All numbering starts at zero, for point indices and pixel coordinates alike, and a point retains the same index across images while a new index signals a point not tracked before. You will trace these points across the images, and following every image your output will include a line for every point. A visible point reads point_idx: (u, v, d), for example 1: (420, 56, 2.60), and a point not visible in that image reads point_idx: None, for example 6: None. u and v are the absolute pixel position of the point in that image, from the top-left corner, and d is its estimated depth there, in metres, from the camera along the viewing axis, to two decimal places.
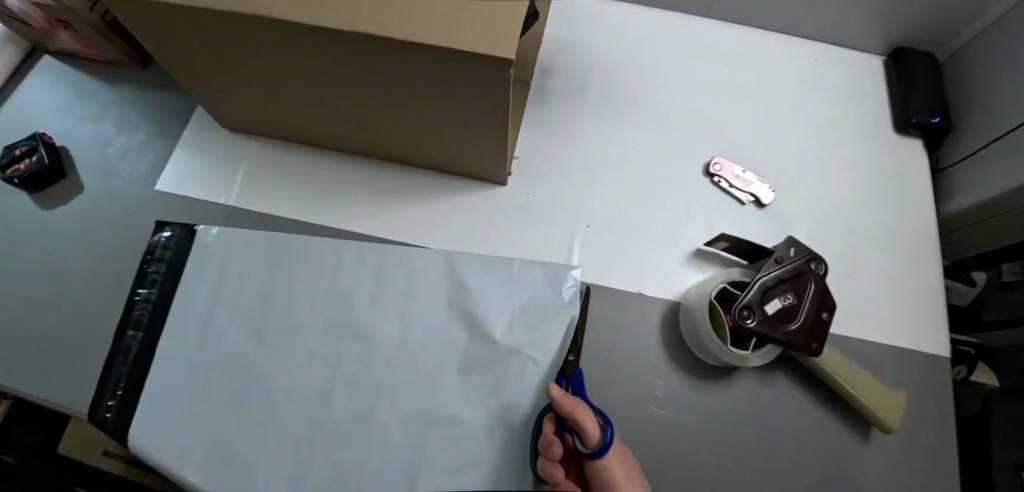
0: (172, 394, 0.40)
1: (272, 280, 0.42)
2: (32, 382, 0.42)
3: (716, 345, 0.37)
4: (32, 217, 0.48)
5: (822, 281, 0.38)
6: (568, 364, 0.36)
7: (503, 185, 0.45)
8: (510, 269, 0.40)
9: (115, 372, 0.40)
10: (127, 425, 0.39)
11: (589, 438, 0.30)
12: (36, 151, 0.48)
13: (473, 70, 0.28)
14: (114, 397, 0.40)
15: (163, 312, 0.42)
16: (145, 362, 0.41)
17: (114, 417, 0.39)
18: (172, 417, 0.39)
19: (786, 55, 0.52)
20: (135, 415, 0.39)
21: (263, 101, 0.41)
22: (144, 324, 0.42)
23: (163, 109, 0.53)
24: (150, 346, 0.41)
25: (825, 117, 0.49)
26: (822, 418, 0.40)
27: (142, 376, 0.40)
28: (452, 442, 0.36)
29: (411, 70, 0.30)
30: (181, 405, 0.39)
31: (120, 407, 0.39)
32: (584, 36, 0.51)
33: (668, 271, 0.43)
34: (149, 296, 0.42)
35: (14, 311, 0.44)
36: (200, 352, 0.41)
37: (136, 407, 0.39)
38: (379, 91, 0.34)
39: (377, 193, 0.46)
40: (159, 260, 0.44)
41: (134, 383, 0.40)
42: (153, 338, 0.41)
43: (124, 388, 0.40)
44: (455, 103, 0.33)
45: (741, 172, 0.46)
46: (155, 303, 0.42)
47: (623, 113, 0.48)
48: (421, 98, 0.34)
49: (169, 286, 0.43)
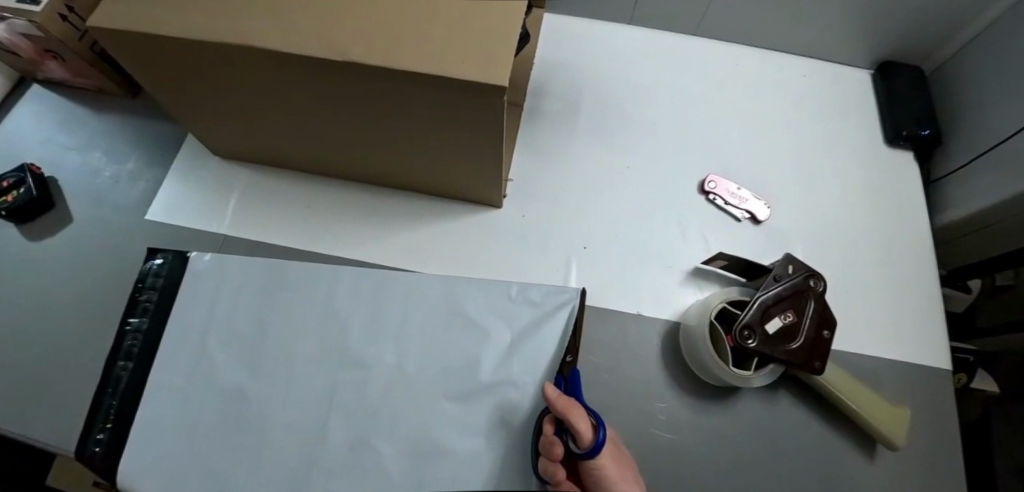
0: (163, 430, 0.39)
1: (266, 309, 0.41)
2: (16, 422, 0.40)
3: (717, 365, 0.36)
4: (20, 250, 0.47)
5: (822, 298, 0.38)
6: (564, 366, 0.36)
7: (498, 208, 0.45)
8: (509, 292, 0.40)
9: (106, 405, 0.39)
10: (116, 460, 0.38)
11: (581, 438, 0.30)
12: (23, 182, 0.47)
13: (466, 95, 0.28)
14: (105, 431, 0.39)
15: (155, 342, 0.41)
16: (136, 394, 0.40)
17: (104, 454, 0.38)
18: (164, 454, 0.38)
19: (776, 71, 0.52)
20: (126, 451, 0.38)
21: (255, 128, 0.41)
22: (135, 354, 0.41)
23: (154, 136, 0.52)
24: (142, 376, 0.40)
25: (816, 131, 0.50)
26: (828, 437, 0.39)
27: (133, 408, 0.39)
28: (453, 477, 0.35)
29: (402, 96, 0.30)
30: (173, 443, 0.38)
31: (111, 440, 0.38)
32: (576, 57, 0.51)
33: (667, 290, 0.42)
34: (141, 324, 0.42)
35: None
36: (192, 386, 0.39)
37: (126, 443, 0.38)
38: (371, 116, 0.34)
39: (372, 217, 0.46)
40: (151, 288, 0.43)
41: (125, 415, 0.39)
42: (145, 368, 0.40)
43: (114, 421, 0.39)
44: (448, 129, 0.33)
45: (736, 189, 0.46)
46: (146, 333, 0.41)
47: (616, 134, 0.48)
48: (415, 123, 0.34)
49: (162, 314, 0.42)
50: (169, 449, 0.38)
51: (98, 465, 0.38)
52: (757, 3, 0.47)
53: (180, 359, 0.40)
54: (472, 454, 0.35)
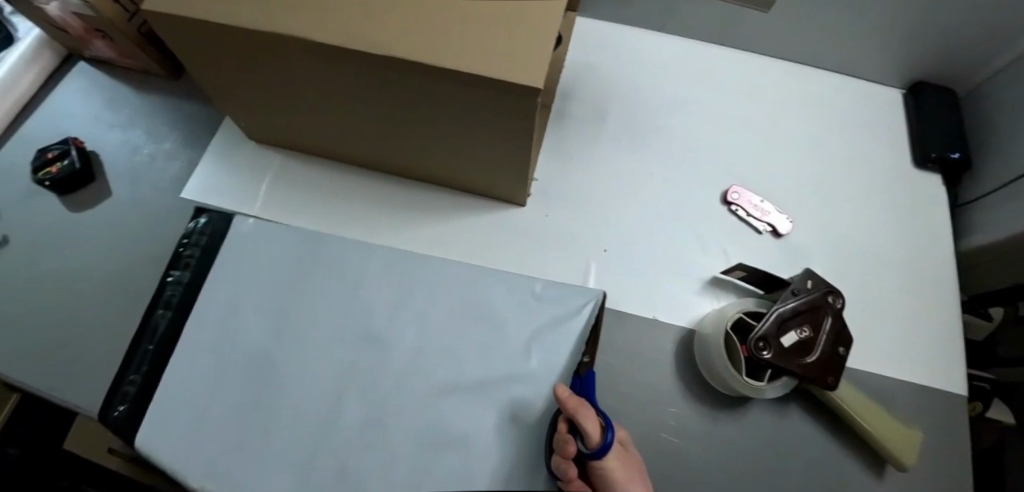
0: (179, 401, 0.39)
1: (290, 291, 0.42)
2: (49, 383, 0.42)
3: (731, 375, 0.37)
4: (61, 220, 0.49)
5: (840, 315, 0.38)
6: (582, 366, 0.37)
7: (521, 207, 0.46)
8: (533, 290, 0.40)
9: (141, 352, 0.40)
10: (148, 401, 0.39)
11: (589, 439, 0.30)
12: (67, 155, 0.49)
13: (499, 94, 0.28)
14: (135, 379, 0.39)
15: (193, 294, 0.42)
16: (166, 347, 0.40)
17: (128, 401, 0.39)
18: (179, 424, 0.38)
19: (805, 85, 0.52)
20: (149, 404, 0.39)
21: (290, 115, 0.42)
22: (174, 303, 0.42)
23: (191, 118, 0.54)
24: (177, 327, 0.41)
25: (842, 149, 0.50)
26: (837, 453, 0.39)
27: (163, 361, 0.40)
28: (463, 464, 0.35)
29: (437, 91, 0.31)
30: (188, 416, 0.38)
31: (144, 382, 0.39)
32: (605, 61, 0.52)
33: (683, 298, 0.43)
34: (182, 277, 0.43)
35: (39, 313, 0.45)
36: (212, 359, 0.40)
37: (150, 395, 0.39)
38: (404, 109, 0.35)
39: (397, 208, 0.47)
40: (196, 242, 0.44)
41: (160, 360, 0.40)
42: (181, 318, 0.41)
43: (149, 363, 0.40)
44: (478, 124, 0.34)
45: (759, 201, 0.46)
46: (186, 284, 0.43)
47: (641, 140, 0.48)
48: (446, 118, 0.35)
49: (203, 269, 0.43)
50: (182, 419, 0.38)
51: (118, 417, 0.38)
52: (790, 17, 0.47)
53: (204, 328, 0.41)
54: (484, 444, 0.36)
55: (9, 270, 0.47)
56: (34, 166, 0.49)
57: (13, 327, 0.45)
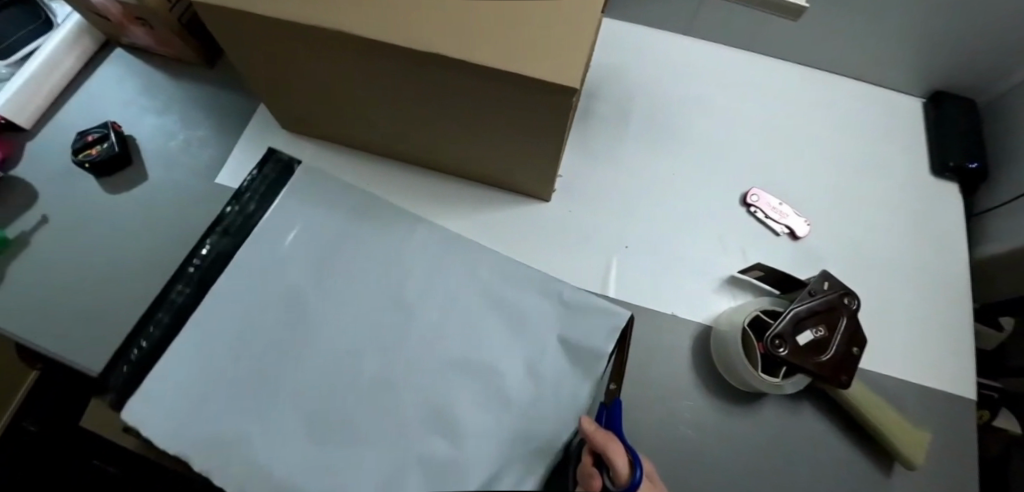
0: (193, 374, 0.39)
1: (322, 273, 0.44)
2: (86, 357, 0.44)
3: (747, 371, 0.38)
4: (99, 200, 0.51)
5: (855, 316, 0.39)
6: (609, 394, 0.39)
7: (546, 202, 0.47)
8: (562, 296, 0.41)
9: (173, 295, 0.43)
10: (193, 311, 0.42)
11: (618, 476, 0.31)
12: (107, 138, 0.51)
13: (538, 92, 0.30)
14: (162, 320, 0.41)
15: (249, 228, 0.45)
16: (197, 296, 0.42)
17: (151, 340, 0.40)
18: (186, 396, 0.38)
19: (825, 91, 0.53)
20: (167, 347, 0.40)
21: (325, 106, 0.44)
22: (230, 231, 0.45)
23: (224, 105, 0.55)
24: (231, 252, 0.44)
25: (861, 155, 0.51)
26: (846, 451, 0.40)
27: (190, 308, 0.42)
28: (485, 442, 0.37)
29: (476, 87, 0.32)
30: (203, 388, 0.38)
31: (192, 293, 0.42)
32: (630, 62, 0.53)
33: (701, 295, 0.44)
34: (225, 230, 0.45)
35: (77, 290, 0.47)
36: (235, 339, 0.41)
37: (172, 337, 0.41)
38: (441, 104, 0.36)
39: (425, 198, 0.49)
40: (246, 199, 0.46)
41: (208, 279, 0.43)
42: (235, 246, 0.44)
43: (199, 278, 0.43)
44: (512, 119, 0.35)
45: (777, 204, 0.47)
46: (245, 217, 0.46)
47: (663, 140, 0.50)
48: (482, 112, 0.36)
49: (262, 207, 0.46)
50: (191, 391, 0.38)
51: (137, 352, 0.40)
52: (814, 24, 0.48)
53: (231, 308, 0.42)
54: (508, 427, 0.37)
55: (48, 248, 0.49)
56: (74, 148, 0.51)
57: (52, 302, 0.46)
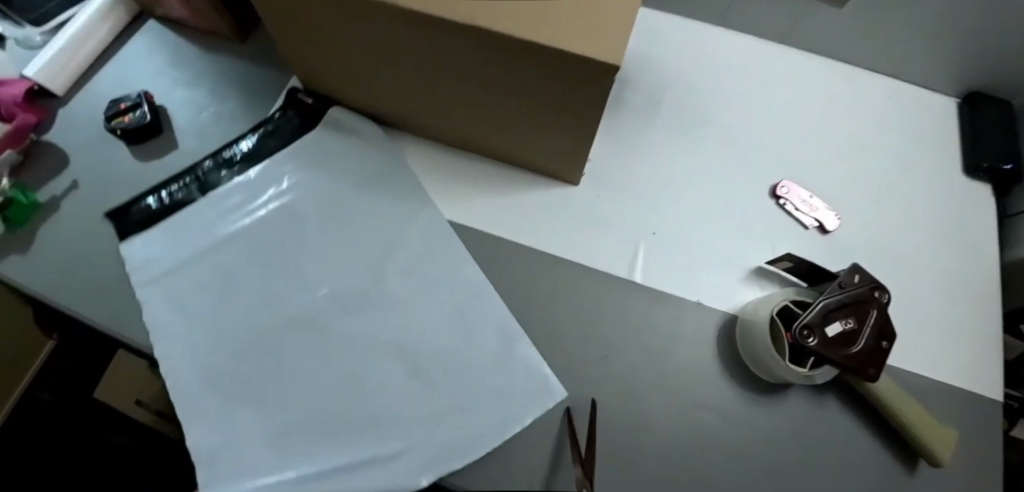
0: (189, 265, 0.46)
1: (358, 252, 0.46)
2: (115, 320, 0.44)
3: (774, 359, 0.38)
4: (130, 167, 0.51)
5: (884, 310, 0.39)
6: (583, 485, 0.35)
7: (575, 185, 0.47)
8: (520, 348, 0.42)
9: (186, 179, 0.50)
10: (212, 189, 0.49)
11: None
12: (140, 107, 0.51)
13: (578, 69, 0.29)
14: (172, 198, 0.49)
15: (277, 145, 0.51)
16: (201, 193, 0.49)
17: (156, 208, 0.48)
18: (180, 279, 0.45)
19: (858, 88, 0.53)
20: (165, 219, 0.48)
21: (359, 77, 0.44)
22: (260, 139, 0.51)
23: (253, 78, 0.55)
24: (256, 158, 0.50)
25: (893, 153, 0.50)
26: (868, 444, 0.40)
27: (192, 201, 0.49)
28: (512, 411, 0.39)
29: (514, 62, 0.32)
30: (195, 281, 0.45)
31: (213, 170, 0.50)
32: (662, 51, 0.53)
33: (728, 284, 0.44)
34: (246, 148, 0.51)
35: (106, 254, 0.47)
36: (233, 258, 0.46)
37: (173, 214, 0.48)
38: (475, 79, 0.36)
39: (455, 178, 0.49)
40: (274, 128, 0.51)
41: (231, 166, 0.50)
42: (261, 156, 0.50)
43: (225, 162, 0.50)
44: (548, 97, 0.35)
45: (807, 197, 0.47)
46: (277, 135, 0.51)
47: (693, 129, 0.49)
48: (517, 89, 0.36)
49: (292, 136, 0.51)
50: (183, 276, 0.45)
51: (140, 212, 0.48)
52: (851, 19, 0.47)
53: (226, 232, 0.47)
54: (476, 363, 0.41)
55: (79, 212, 0.50)
56: (108, 115, 0.51)
57: (80, 265, 0.47)
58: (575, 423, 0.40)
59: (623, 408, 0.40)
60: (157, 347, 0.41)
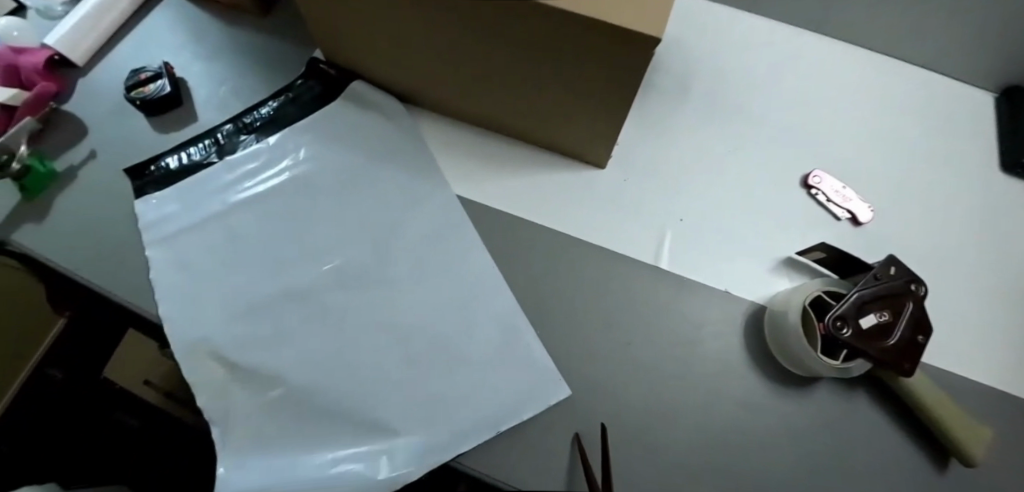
0: (201, 227, 0.46)
1: (377, 228, 0.46)
2: (131, 291, 0.44)
3: (805, 350, 0.36)
4: (148, 139, 0.51)
5: (921, 303, 0.38)
6: None
7: (601, 168, 0.47)
8: (529, 351, 0.40)
9: (204, 141, 0.49)
10: (230, 153, 0.49)
11: None
12: (160, 78, 0.51)
13: (619, 44, 0.28)
14: (188, 159, 0.49)
15: (297, 115, 0.50)
16: (218, 157, 0.49)
17: (171, 169, 0.48)
18: (192, 241, 0.45)
19: (892, 80, 0.51)
20: (181, 180, 0.48)
21: (383, 50, 0.43)
22: (280, 106, 0.51)
23: (274, 51, 0.54)
24: (275, 126, 0.50)
25: (928, 146, 0.49)
26: (899, 441, 0.39)
27: (208, 164, 0.48)
28: (532, 393, 0.39)
29: (549, 35, 0.30)
30: (208, 244, 0.45)
31: (231, 134, 0.50)
32: (693, 35, 0.52)
33: (757, 274, 0.43)
34: (265, 115, 0.50)
35: (122, 226, 0.47)
36: (247, 226, 0.46)
37: (188, 176, 0.48)
38: (504, 52, 0.35)
39: (479, 158, 0.49)
40: (294, 96, 0.51)
41: (250, 131, 0.50)
42: (280, 123, 0.50)
43: (245, 127, 0.50)
44: (581, 73, 0.34)
45: (840, 188, 0.46)
46: (296, 104, 0.51)
47: (724, 115, 0.48)
48: (548, 65, 0.34)
49: (311, 105, 0.51)
50: (195, 237, 0.45)
51: (155, 170, 0.48)
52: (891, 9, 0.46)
53: (239, 198, 0.47)
54: (489, 340, 0.41)
55: (95, 183, 0.49)
56: (128, 85, 0.51)
57: (97, 235, 0.46)
58: (597, 410, 0.39)
59: (646, 396, 0.39)
60: (171, 313, 0.41)
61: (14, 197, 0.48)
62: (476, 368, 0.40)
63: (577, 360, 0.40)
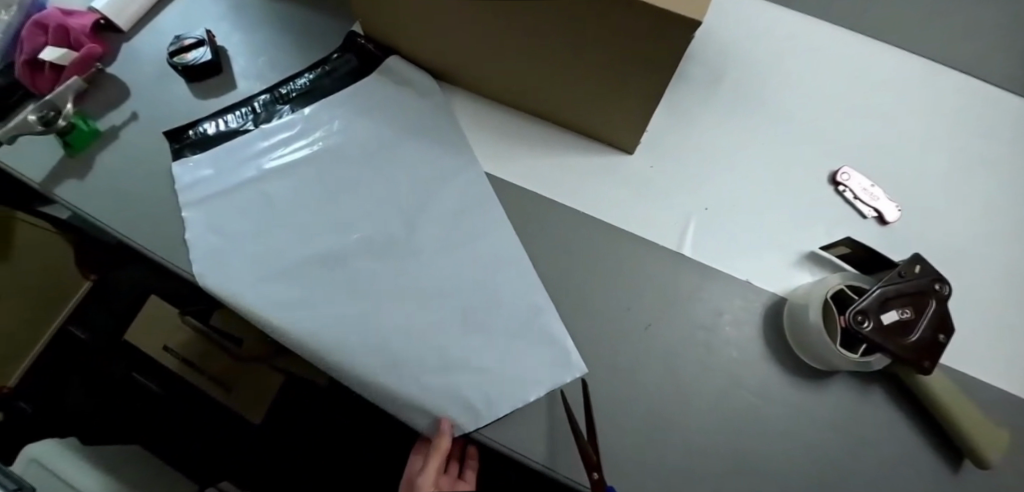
0: (235, 192, 0.47)
1: (406, 201, 0.47)
2: (167, 249, 0.45)
3: (825, 344, 0.36)
4: (189, 105, 0.52)
5: (945, 303, 0.37)
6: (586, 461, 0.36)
7: (629, 153, 0.47)
8: (548, 328, 0.41)
9: (241, 109, 0.50)
10: (266, 121, 0.50)
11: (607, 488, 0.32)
12: (201, 46, 0.52)
13: (654, 26, 0.27)
14: (225, 126, 0.50)
15: (332, 87, 0.52)
16: (254, 125, 0.50)
17: (209, 134, 0.49)
18: (226, 204, 0.46)
19: (926, 84, 0.51)
20: (217, 146, 0.49)
21: (418, 26, 0.43)
22: (316, 78, 0.52)
23: (314, 25, 0.55)
24: (310, 97, 0.51)
25: (958, 150, 0.49)
26: (914, 439, 0.39)
27: (244, 131, 0.50)
28: (549, 368, 0.39)
29: (583, 18, 0.30)
30: (241, 208, 0.46)
31: (267, 104, 0.51)
32: (729, 29, 0.52)
33: (780, 266, 0.43)
34: (302, 86, 0.51)
35: (159, 186, 0.48)
36: (279, 193, 0.47)
37: (224, 142, 0.49)
38: (537, 34, 0.35)
39: (510, 138, 0.49)
40: (331, 69, 0.52)
41: (286, 101, 0.51)
42: (315, 94, 0.51)
43: (281, 96, 0.51)
44: (614, 58, 0.33)
45: (868, 186, 0.46)
46: (332, 76, 0.52)
47: (753, 110, 0.49)
48: (581, 47, 0.34)
49: (346, 79, 0.52)
50: (229, 201, 0.46)
51: (193, 135, 0.49)
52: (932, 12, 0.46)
53: (273, 166, 0.48)
54: (512, 317, 0.41)
55: (135, 144, 0.50)
56: (170, 50, 0.52)
57: (137, 194, 0.48)
58: (614, 389, 0.39)
59: (663, 378, 0.40)
60: (205, 271, 0.43)
61: (59, 153, 0.50)
62: (497, 341, 0.40)
63: (594, 338, 0.41)
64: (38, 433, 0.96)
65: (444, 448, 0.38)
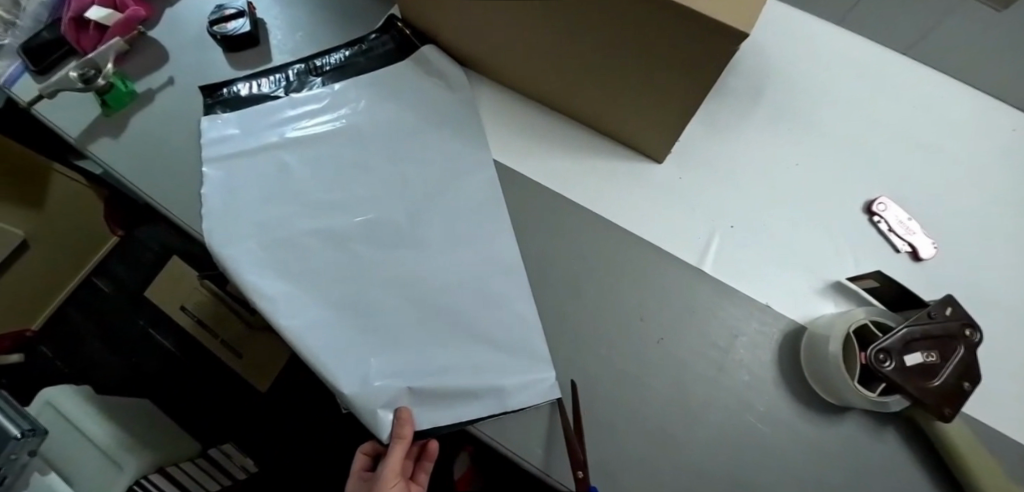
0: (257, 155, 0.47)
1: (426, 190, 0.47)
2: (190, 215, 0.46)
3: (843, 378, 0.35)
4: (224, 74, 0.53)
5: (973, 351, 0.35)
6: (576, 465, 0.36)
7: (659, 163, 0.46)
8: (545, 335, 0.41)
9: (275, 75, 0.51)
10: (297, 91, 0.51)
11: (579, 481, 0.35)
12: (242, 17, 0.52)
13: (682, 30, 0.27)
14: (257, 89, 0.50)
15: (362, 67, 0.52)
16: (285, 93, 0.51)
17: (240, 94, 0.50)
18: (245, 171, 0.47)
19: (978, 117, 0.49)
20: (246, 107, 0.49)
21: (457, 19, 0.43)
22: (350, 56, 0.52)
23: (355, 5, 0.55)
24: (342, 75, 0.51)
25: (1007, 191, 0.47)
26: (922, 486, 0.38)
27: (275, 97, 0.50)
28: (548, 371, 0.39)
29: (610, 21, 0.30)
30: (260, 177, 0.47)
31: (301, 73, 0.51)
32: (776, 45, 0.51)
33: (802, 292, 0.42)
34: (336, 61, 0.52)
35: (187, 153, 0.49)
36: (299, 166, 0.47)
37: (253, 104, 0.50)
38: (569, 33, 0.35)
39: (538, 136, 0.49)
40: (366, 49, 0.52)
41: (319, 73, 0.51)
42: (347, 72, 0.51)
43: (317, 66, 0.51)
44: (644, 62, 0.33)
45: (905, 219, 0.44)
46: (367, 56, 0.52)
47: (795, 129, 0.48)
48: (610, 50, 0.34)
49: (380, 60, 0.52)
50: (249, 165, 0.47)
51: (225, 93, 0.50)
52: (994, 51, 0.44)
53: (295, 136, 0.48)
54: (519, 316, 0.41)
55: (168, 108, 0.51)
56: (211, 19, 0.52)
57: (165, 159, 0.49)
58: (617, 401, 0.39)
59: (667, 394, 0.39)
60: (222, 236, 0.43)
61: (96, 111, 0.51)
62: (499, 341, 0.40)
63: (602, 346, 0.41)
64: (55, 375, 1.00)
65: (407, 437, 0.36)
